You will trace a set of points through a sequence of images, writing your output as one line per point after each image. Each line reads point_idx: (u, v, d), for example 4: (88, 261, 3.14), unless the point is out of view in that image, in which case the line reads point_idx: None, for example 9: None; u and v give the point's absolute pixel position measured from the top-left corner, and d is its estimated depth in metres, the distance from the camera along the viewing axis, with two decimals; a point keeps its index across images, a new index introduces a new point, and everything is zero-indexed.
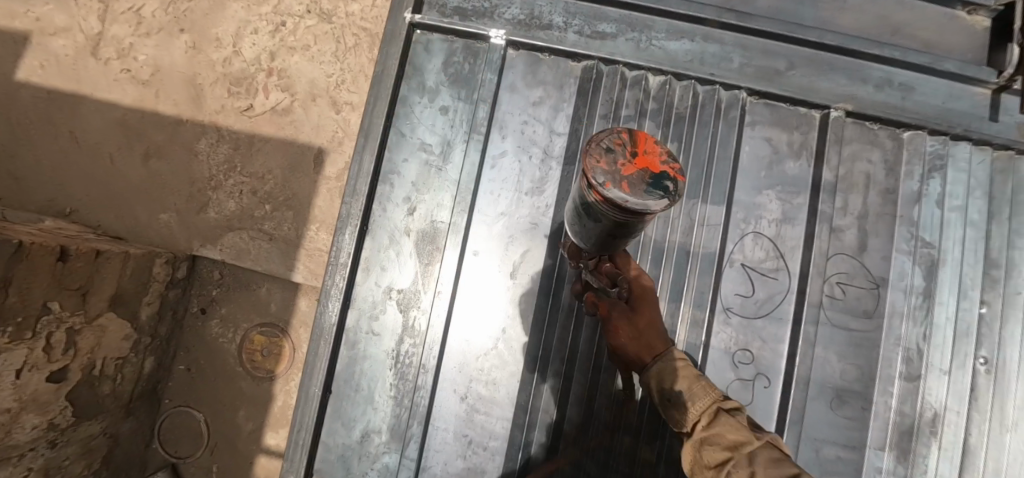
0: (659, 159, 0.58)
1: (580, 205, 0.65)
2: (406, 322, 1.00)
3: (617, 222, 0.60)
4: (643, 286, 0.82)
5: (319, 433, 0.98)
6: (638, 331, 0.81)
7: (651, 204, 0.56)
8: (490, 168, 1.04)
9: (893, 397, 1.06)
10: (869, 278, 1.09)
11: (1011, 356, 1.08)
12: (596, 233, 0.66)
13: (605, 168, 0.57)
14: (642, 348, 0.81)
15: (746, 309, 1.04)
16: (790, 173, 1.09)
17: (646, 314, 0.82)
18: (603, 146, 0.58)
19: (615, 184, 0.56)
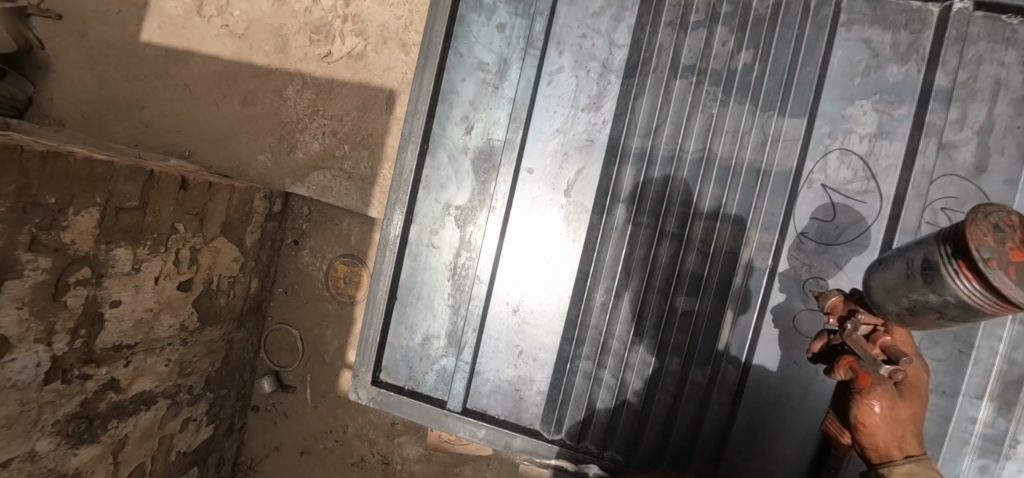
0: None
1: (917, 270, 0.63)
2: (463, 237, 1.04)
3: (965, 301, 0.58)
4: (917, 376, 0.75)
5: (385, 336, 1.07)
6: (893, 423, 0.73)
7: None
8: (546, 85, 1.01)
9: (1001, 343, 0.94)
10: (986, 202, 0.92)
11: None
12: (913, 303, 0.64)
13: (993, 248, 0.55)
14: (889, 438, 0.74)
15: (825, 234, 0.94)
16: (892, 80, 0.95)
17: (907, 407, 0.75)
18: (993, 223, 0.56)
19: (1000, 264, 0.54)
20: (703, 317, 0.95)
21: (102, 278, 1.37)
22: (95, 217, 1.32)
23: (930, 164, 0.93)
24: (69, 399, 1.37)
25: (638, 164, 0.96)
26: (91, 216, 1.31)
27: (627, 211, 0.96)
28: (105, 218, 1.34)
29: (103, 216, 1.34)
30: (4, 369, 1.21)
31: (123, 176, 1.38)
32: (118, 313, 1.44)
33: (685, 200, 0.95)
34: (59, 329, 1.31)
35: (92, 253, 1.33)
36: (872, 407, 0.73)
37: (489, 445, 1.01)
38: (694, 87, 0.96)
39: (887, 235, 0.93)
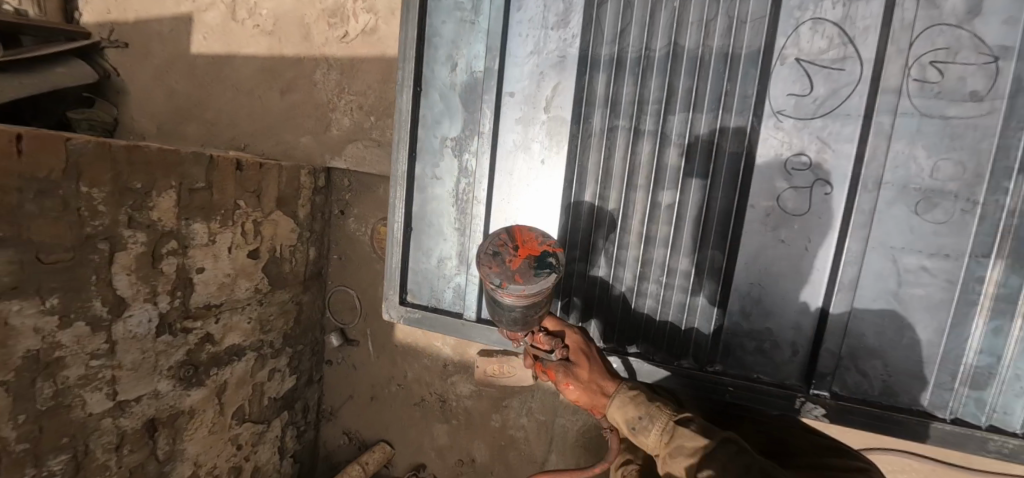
0: (536, 246, 0.93)
1: (491, 301, 0.96)
2: (461, 165, 1.15)
3: (517, 305, 0.92)
4: (576, 341, 1.01)
5: (407, 264, 1.23)
6: (583, 388, 0.99)
7: (539, 281, 0.90)
8: (517, 11, 1.08)
9: (1010, 196, 0.82)
10: (982, 49, 0.81)
11: None
12: (517, 322, 0.95)
13: (498, 271, 0.90)
14: (594, 392, 1.00)
15: (802, 109, 0.88)
16: None
17: (585, 367, 1.00)
18: (491, 252, 0.92)
19: (509, 280, 0.90)
20: (690, 209, 0.96)
21: (187, 248, 1.64)
22: (173, 198, 1.57)
23: (909, 14, 0.82)
24: (177, 349, 1.68)
25: (607, 68, 1.00)
26: (170, 197, 1.56)
27: (603, 117, 1.01)
28: (181, 199, 1.59)
29: (179, 197, 1.58)
30: (125, 322, 1.52)
31: (190, 161, 1.60)
32: (203, 278, 1.71)
33: (657, 96, 0.96)
34: (161, 290, 1.60)
35: (175, 228, 1.59)
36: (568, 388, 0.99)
37: (509, 345, 1.16)
38: None
39: (868, 99, 0.85)
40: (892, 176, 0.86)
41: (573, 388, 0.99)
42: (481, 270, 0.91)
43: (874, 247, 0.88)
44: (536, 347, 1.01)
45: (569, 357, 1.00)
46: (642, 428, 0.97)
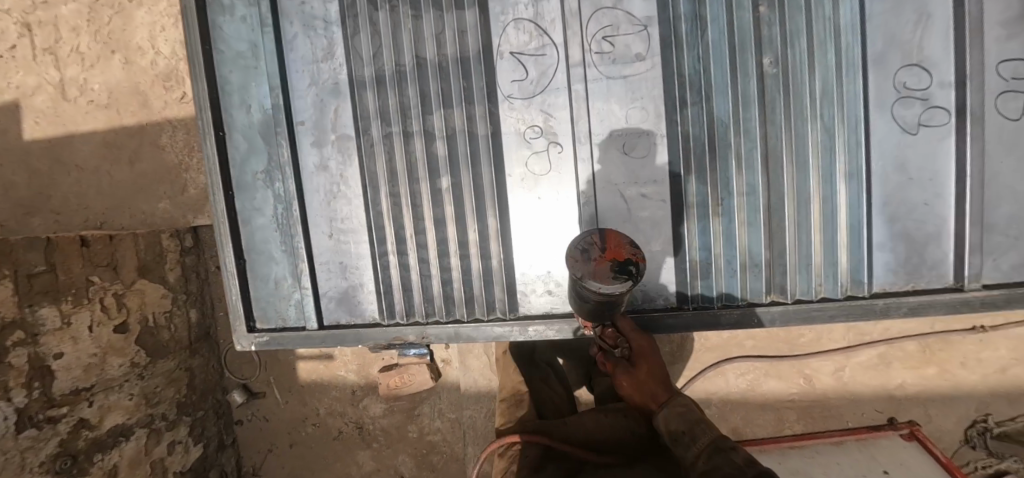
0: (624, 252, 0.85)
1: (576, 289, 0.94)
2: (276, 193, 1.25)
3: (596, 297, 0.89)
4: (649, 348, 1.05)
5: (249, 292, 1.31)
6: (635, 384, 1.07)
7: (616, 283, 0.84)
8: (290, 52, 1.22)
9: (682, 124, 1.03)
10: (634, 21, 1.03)
11: (812, 40, 0.99)
12: (591, 308, 0.95)
13: (581, 265, 0.86)
14: (650, 392, 1.07)
15: (525, 90, 1.09)
16: None
17: (647, 369, 1.06)
18: (580, 246, 0.87)
19: (588, 274, 0.85)
20: (464, 189, 1.13)
21: (37, 336, 1.55)
22: (9, 287, 1.51)
23: (572, 5, 1.05)
24: (46, 442, 1.57)
25: (373, 86, 1.16)
26: (4, 287, 1.50)
27: (380, 128, 1.16)
28: (19, 286, 1.53)
29: (17, 285, 1.53)
30: None
31: (22, 248, 1.56)
32: (62, 365, 1.61)
33: (418, 100, 1.13)
34: (12, 385, 1.49)
35: (17, 317, 1.51)
36: (622, 380, 1.07)
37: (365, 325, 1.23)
38: (392, 13, 1.14)
39: (565, 74, 1.06)
40: (600, 127, 1.06)
41: (625, 380, 1.07)
42: (568, 259, 0.87)
43: (601, 185, 1.08)
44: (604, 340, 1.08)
45: (631, 356, 1.06)
46: (679, 434, 1.00)
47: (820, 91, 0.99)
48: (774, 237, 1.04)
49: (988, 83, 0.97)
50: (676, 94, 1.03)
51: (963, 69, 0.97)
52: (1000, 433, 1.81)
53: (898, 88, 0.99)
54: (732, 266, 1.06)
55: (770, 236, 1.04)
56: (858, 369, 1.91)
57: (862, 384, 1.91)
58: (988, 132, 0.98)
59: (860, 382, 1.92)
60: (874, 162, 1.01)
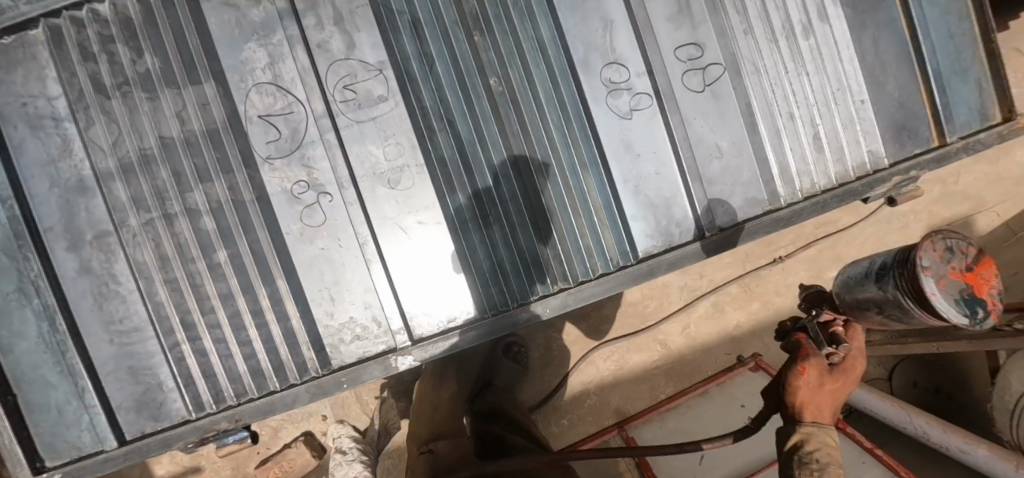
0: (981, 283, 0.91)
1: (884, 274, 0.98)
2: (36, 312, 1.11)
3: (906, 306, 0.93)
4: (857, 369, 0.98)
5: (27, 431, 1.13)
6: (813, 391, 0.97)
7: (957, 314, 0.90)
8: (17, 157, 1.10)
9: (436, 150, 1.11)
10: (368, 67, 1.11)
11: (527, 57, 1.12)
12: (872, 303, 0.99)
13: (936, 260, 0.91)
14: (810, 403, 0.97)
15: (281, 149, 1.11)
16: (257, 20, 1.11)
17: (838, 385, 0.98)
18: (944, 246, 0.92)
19: (936, 277, 0.90)
20: (245, 257, 1.11)
21: None
22: None
23: (305, 63, 1.11)
24: None
25: (123, 176, 1.10)
26: None
27: (140, 216, 1.10)
28: None
29: None
30: None
31: None
32: None
33: (176, 179, 1.10)
34: None
35: None
36: (801, 370, 0.97)
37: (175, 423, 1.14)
38: (127, 99, 1.10)
39: (315, 126, 1.10)
40: (362, 169, 1.11)
41: (806, 376, 0.96)
42: (924, 246, 0.92)
43: (378, 222, 1.11)
44: (828, 328, 1.02)
45: (835, 363, 0.98)
46: (814, 457, 0.92)
47: (545, 98, 1.13)
48: (542, 232, 1.14)
49: (670, 68, 1.15)
50: (423, 125, 1.11)
51: (649, 60, 1.15)
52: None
53: (605, 83, 1.14)
54: (514, 268, 1.14)
55: (538, 232, 1.14)
56: (700, 320, 1.94)
57: (706, 334, 1.94)
58: (683, 106, 1.16)
59: (703, 333, 1.94)
60: (605, 149, 1.14)
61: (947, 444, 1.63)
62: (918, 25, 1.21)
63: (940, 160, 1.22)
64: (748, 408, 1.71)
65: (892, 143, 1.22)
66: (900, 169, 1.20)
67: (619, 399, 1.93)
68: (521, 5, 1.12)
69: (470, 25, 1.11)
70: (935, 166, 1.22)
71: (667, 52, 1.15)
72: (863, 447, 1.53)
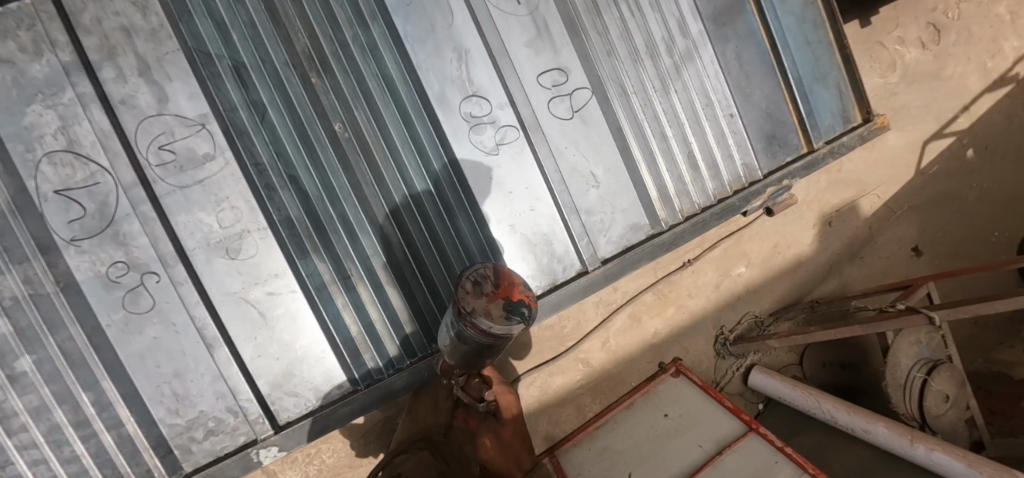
0: (518, 293, 0.73)
1: (455, 328, 0.79)
2: None
3: (479, 340, 0.75)
4: (510, 401, 1.03)
5: None
6: (506, 446, 0.98)
7: (508, 324, 0.72)
8: None
9: (281, 210, 0.98)
10: (188, 122, 0.96)
11: (377, 97, 1.01)
12: (465, 349, 0.81)
13: (470, 297, 0.72)
14: (507, 461, 0.96)
15: (89, 228, 0.94)
16: (40, 76, 0.91)
17: (510, 426, 1.01)
18: (472, 279, 0.74)
19: (477, 311, 0.72)
20: (58, 361, 0.92)
21: None
22: None
23: (105, 124, 0.94)
24: None
25: None
26: None
27: None
28: None
29: None
30: None
31: None
32: None
33: None
34: None
35: None
36: (481, 443, 0.94)
37: None
38: None
39: (128, 198, 0.94)
40: (194, 241, 0.96)
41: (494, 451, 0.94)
42: (457, 287, 0.73)
43: (220, 298, 0.97)
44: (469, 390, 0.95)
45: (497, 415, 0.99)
46: None
47: (404, 138, 1.02)
48: (411, 288, 1.04)
49: (534, 97, 1.08)
50: (261, 183, 0.97)
51: (511, 90, 1.07)
52: (735, 338, 1.93)
53: (466, 118, 1.05)
54: (382, 332, 1.03)
55: (407, 288, 1.04)
56: (619, 333, 1.86)
57: (628, 344, 1.88)
58: (552, 136, 1.09)
59: (624, 345, 1.88)
60: (473, 189, 1.05)
61: (852, 425, 1.66)
62: (776, 36, 1.21)
63: (809, 167, 1.23)
64: (672, 416, 1.70)
65: (764, 153, 1.22)
66: (773, 180, 1.20)
67: (547, 423, 1.80)
68: (361, 39, 1.00)
69: (305, 66, 0.98)
70: (805, 173, 1.23)
71: (528, 80, 1.08)
72: (774, 446, 1.54)
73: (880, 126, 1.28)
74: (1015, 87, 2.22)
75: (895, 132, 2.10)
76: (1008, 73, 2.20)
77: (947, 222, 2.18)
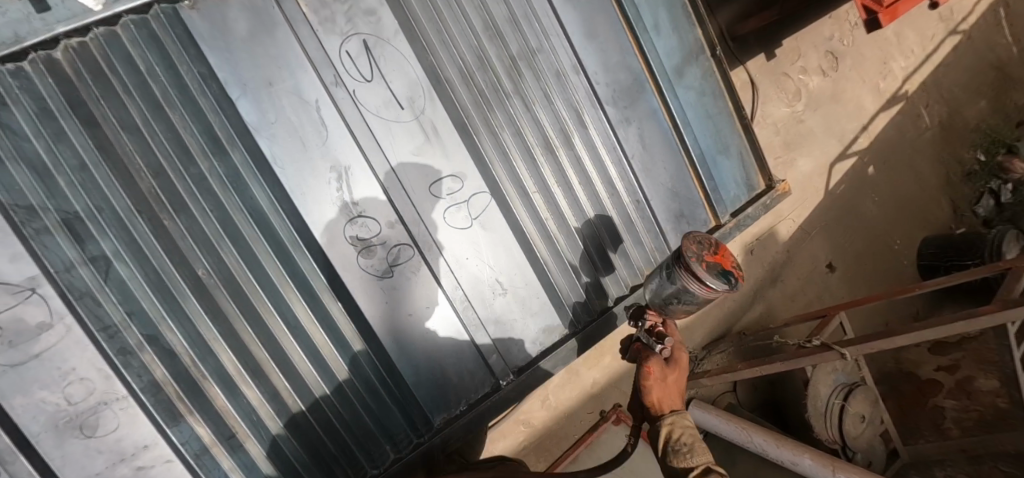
0: (730, 262, 0.95)
1: (664, 275, 0.99)
2: None
3: (687, 289, 0.93)
4: (684, 359, 1.01)
5: None
6: (660, 387, 0.98)
7: (716, 283, 0.91)
8: None
9: (146, 371, 0.86)
10: (13, 288, 0.79)
11: (245, 231, 0.89)
12: (666, 292, 0.98)
13: (696, 252, 0.93)
14: (664, 399, 0.98)
15: None
16: None
17: (675, 374, 1.00)
18: (697, 241, 0.96)
19: (699, 260, 0.92)
20: None
21: None
22: None
23: None
24: None
25: None
26: None
27: None
28: None
29: None
30: None
31: None
32: None
33: None
34: None
35: None
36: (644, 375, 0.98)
37: None
38: None
39: None
40: (37, 424, 0.81)
41: (653, 380, 0.97)
42: (687, 238, 0.96)
43: None
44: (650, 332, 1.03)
45: (670, 357, 1.00)
46: (681, 443, 0.90)
47: (281, 273, 0.91)
48: (305, 436, 0.95)
49: (426, 209, 0.99)
50: (114, 348, 0.84)
51: (398, 206, 0.97)
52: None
53: (351, 242, 0.94)
54: None
55: (300, 435, 0.95)
56: (557, 389, 1.83)
57: (566, 399, 1.85)
58: (450, 249, 1.01)
59: (563, 400, 1.84)
60: (366, 317, 0.96)
61: (782, 458, 1.69)
62: (676, 114, 1.20)
63: (717, 242, 1.23)
64: None
65: (674, 233, 1.20)
66: None
67: None
68: (218, 169, 0.88)
69: (153, 207, 0.85)
70: None
71: (419, 190, 0.98)
72: None
73: (781, 192, 1.31)
74: (904, 105, 2.45)
75: (803, 158, 2.23)
76: (897, 92, 2.43)
77: (856, 237, 2.33)
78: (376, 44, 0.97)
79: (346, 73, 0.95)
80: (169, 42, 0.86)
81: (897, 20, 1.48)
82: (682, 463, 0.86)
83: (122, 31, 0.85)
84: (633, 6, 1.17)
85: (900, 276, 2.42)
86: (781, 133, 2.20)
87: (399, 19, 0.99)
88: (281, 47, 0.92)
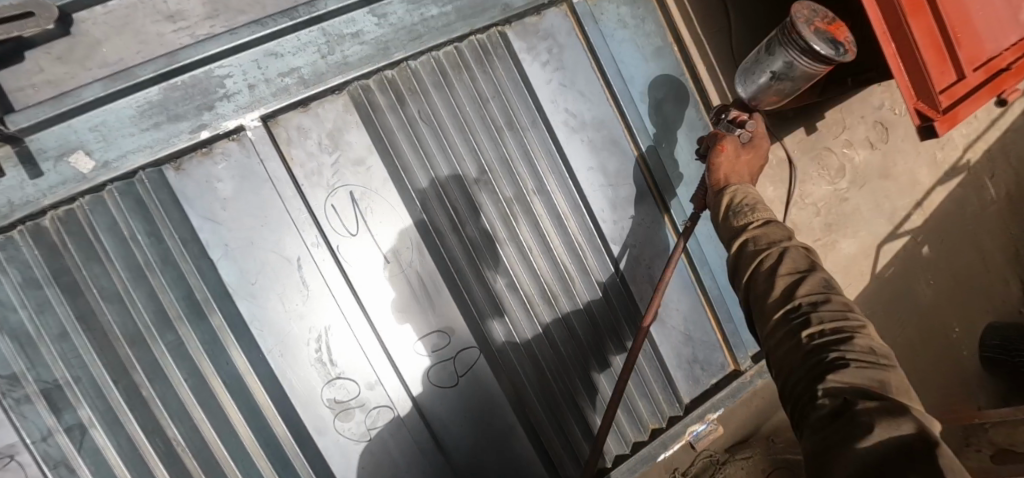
0: (835, 33, 0.98)
1: (764, 50, 1.05)
2: None
3: (789, 56, 0.99)
4: (764, 144, 1.00)
5: None
6: (729, 160, 0.98)
7: (818, 40, 0.95)
8: None
9: None
10: None
11: (223, 398, 0.87)
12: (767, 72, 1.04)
13: (803, 15, 0.98)
14: (732, 169, 0.99)
15: None
16: None
17: (750, 155, 1.00)
18: (811, 11, 1.00)
19: (807, 21, 0.97)
20: None
21: None
22: None
23: None
24: None
25: None
26: None
27: None
28: None
29: None
30: None
31: None
32: None
33: None
34: None
35: None
36: (719, 149, 0.98)
37: None
38: None
39: None
40: None
41: (727, 153, 0.98)
42: (800, 5, 1.00)
43: None
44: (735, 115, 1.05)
45: (750, 139, 0.99)
46: (739, 205, 0.92)
47: (252, 438, 0.87)
48: None
49: (409, 368, 0.94)
50: None
51: (378, 366, 0.92)
52: None
53: (329, 404, 0.90)
54: None
55: None
56: None
57: None
58: (432, 410, 0.96)
59: None
60: None
61: None
62: (694, 254, 1.11)
63: (735, 393, 1.11)
64: None
65: (685, 380, 1.10)
66: (694, 417, 1.08)
67: None
68: (196, 335, 0.86)
69: (130, 375, 0.84)
70: (730, 401, 1.11)
71: (402, 349, 0.94)
72: None
73: None
74: (965, 178, 2.14)
75: (847, 239, 2.03)
76: (958, 162, 2.13)
77: (901, 328, 2.09)
78: (364, 195, 0.93)
79: (331, 229, 0.92)
80: (152, 207, 0.86)
81: (958, 123, 1.34)
82: (742, 221, 0.89)
83: (107, 197, 0.85)
84: (646, 134, 1.09)
85: (953, 371, 2.13)
86: (822, 214, 2.00)
87: (388, 167, 0.95)
88: (265, 206, 0.89)
